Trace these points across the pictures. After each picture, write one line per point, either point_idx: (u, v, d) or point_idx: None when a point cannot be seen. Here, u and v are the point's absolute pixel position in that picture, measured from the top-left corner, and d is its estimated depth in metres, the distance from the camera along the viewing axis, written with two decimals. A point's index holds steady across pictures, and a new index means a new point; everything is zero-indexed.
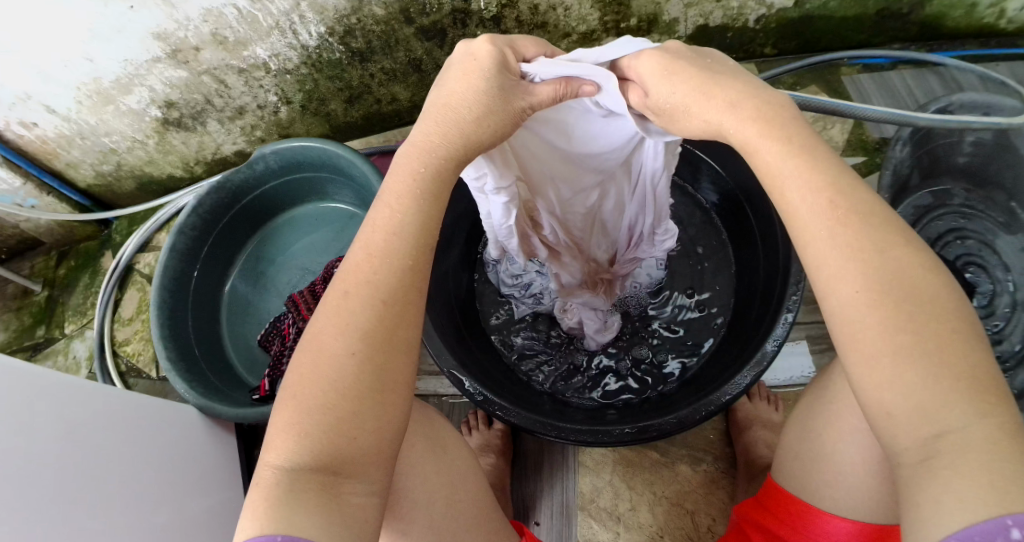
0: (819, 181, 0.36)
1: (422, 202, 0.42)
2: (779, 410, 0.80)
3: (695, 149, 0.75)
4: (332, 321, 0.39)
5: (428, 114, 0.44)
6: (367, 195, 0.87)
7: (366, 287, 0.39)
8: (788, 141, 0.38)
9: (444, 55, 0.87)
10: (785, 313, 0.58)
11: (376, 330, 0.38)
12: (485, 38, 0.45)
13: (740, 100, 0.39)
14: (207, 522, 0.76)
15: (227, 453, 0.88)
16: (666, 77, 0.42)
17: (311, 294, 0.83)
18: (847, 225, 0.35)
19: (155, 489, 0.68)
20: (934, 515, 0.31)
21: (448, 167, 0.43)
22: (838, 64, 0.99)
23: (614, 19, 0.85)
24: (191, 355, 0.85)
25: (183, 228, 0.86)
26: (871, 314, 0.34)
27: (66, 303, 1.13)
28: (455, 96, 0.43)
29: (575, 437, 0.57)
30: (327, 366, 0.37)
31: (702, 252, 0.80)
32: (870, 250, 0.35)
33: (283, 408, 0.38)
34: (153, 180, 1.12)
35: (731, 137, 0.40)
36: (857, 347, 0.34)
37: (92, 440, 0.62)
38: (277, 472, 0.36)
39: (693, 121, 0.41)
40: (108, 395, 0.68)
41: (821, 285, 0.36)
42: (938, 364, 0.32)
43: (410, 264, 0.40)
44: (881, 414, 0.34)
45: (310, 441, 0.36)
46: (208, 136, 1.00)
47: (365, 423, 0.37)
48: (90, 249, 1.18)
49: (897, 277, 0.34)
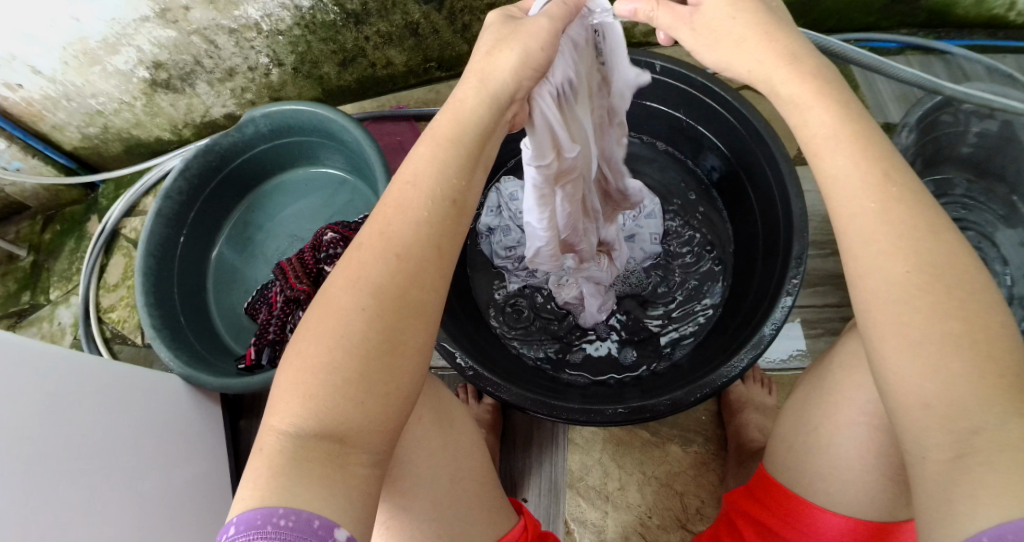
0: (861, 155, 0.35)
1: (439, 150, 0.39)
2: (771, 393, 0.79)
3: (698, 122, 0.72)
4: (343, 274, 0.37)
5: (471, 69, 0.41)
6: (359, 160, 0.85)
7: (380, 238, 0.37)
8: (833, 110, 0.36)
9: (442, 19, 0.84)
10: (784, 297, 0.56)
11: (386, 280, 0.36)
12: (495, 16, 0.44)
13: (801, 56, 0.38)
14: (192, 504, 0.74)
15: (213, 425, 0.86)
16: (729, 1, 0.39)
17: (301, 264, 0.78)
18: (899, 202, 0.34)
19: (140, 467, 0.66)
20: (966, 510, 0.30)
21: (468, 121, 0.40)
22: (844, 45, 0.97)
23: None
24: (176, 322, 0.83)
25: (169, 193, 0.84)
26: (921, 297, 0.33)
27: (51, 268, 1.11)
28: (490, 45, 0.41)
29: (568, 416, 0.56)
30: (333, 317, 0.36)
31: (700, 228, 0.79)
32: (921, 231, 0.34)
33: (287, 368, 0.36)
34: (140, 143, 1.08)
35: (780, 88, 0.38)
36: (900, 335, 0.33)
37: (72, 415, 0.60)
38: (282, 437, 0.34)
39: (741, 57, 0.39)
40: (89, 366, 0.65)
41: (863, 263, 0.35)
42: (980, 351, 0.31)
43: (407, 232, 0.37)
44: (917, 406, 0.33)
45: (315, 405, 0.34)
46: (197, 98, 0.97)
47: (371, 388, 0.35)
48: (76, 214, 1.15)
49: (946, 257, 0.33)
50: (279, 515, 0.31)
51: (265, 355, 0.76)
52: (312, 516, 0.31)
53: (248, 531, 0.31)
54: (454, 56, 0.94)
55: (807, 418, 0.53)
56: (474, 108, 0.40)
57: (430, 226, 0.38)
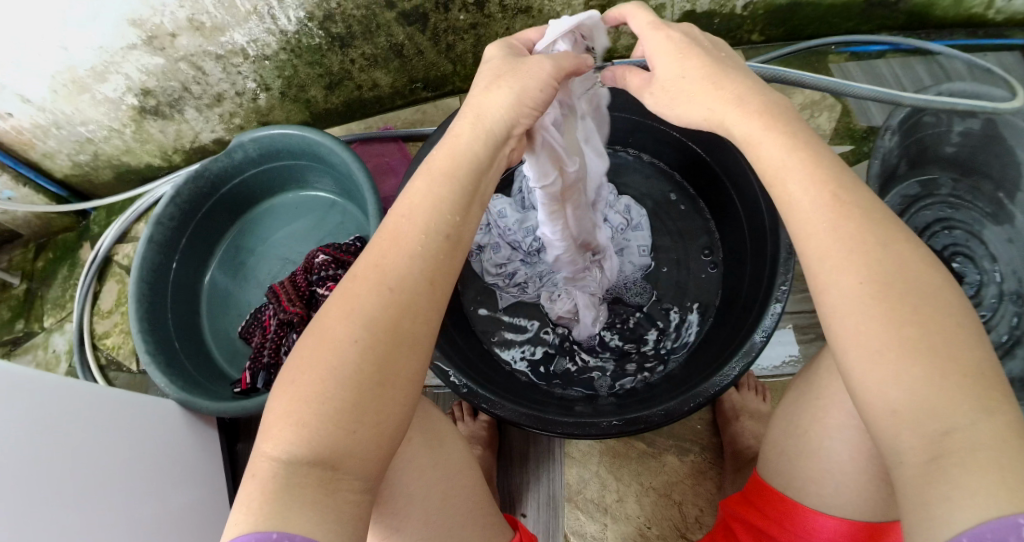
0: (810, 179, 0.39)
1: (429, 184, 0.40)
2: (766, 401, 0.79)
3: (684, 134, 0.73)
4: (338, 305, 0.37)
5: (467, 108, 0.43)
6: (349, 182, 0.84)
7: (378, 274, 0.37)
8: (791, 137, 0.41)
9: (426, 41, 0.85)
10: (774, 304, 0.57)
11: (388, 294, 0.36)
12: (495, 58, 0.46)
13: (746, 95, 0.43)
14: (171, 529, 0.70)
15: (210, 449, 0.86)
16: (680, 58, 0.46)
17: (294, 286, 0.78)
18: (849, 218, 0.38)
19: (102, 493, 0.61)
20: (941, 512, 0.31)
21: (457, 152, 0.41)
22: (826, 51, 0.98)
23: (601, 3, 0.82)
24: (171, 348, 0.83)
25: (160, 219, 0.84)
26: (872, 306, 0.36)
27: (44, 296, 1.11)
28: (487, 90, 0.42)
29: (563, 430, 0.56)
30: (327, 348, 0.35)
31: (690, 239, 0.79)
32: (874, 243, 0.37)
33: (280, 394, 0.35)
34: (130, 170, 1.09)
35: (733, 130, 0.43)
36: (858, 343, 0.36)
37: (38, 440, 0.56)
38: (275, 463, 0.33)
39: (694, 109, 0.45)
40: (42, 381, 0.59)
41: (823, 275, 0.38)
42: (943, 357, 0.33)
43: (390, 255, 0.38)
44: (887, 414, 0.35)
45: (308, 432, 0.33)
46: (186, 124, 0.98)
47: (367, 416, 0.34)
48: (68, 241, 1.15)
49: (894, 265, 0.36)
50: (273, 539, 0.30)
51: (262, 381, 0.75)
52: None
53: None
54: (440, 76, 0.95)
55: (800, 424, 0.53)
56: (464, 139, 0.41)
57: (435, 245, 0.38)
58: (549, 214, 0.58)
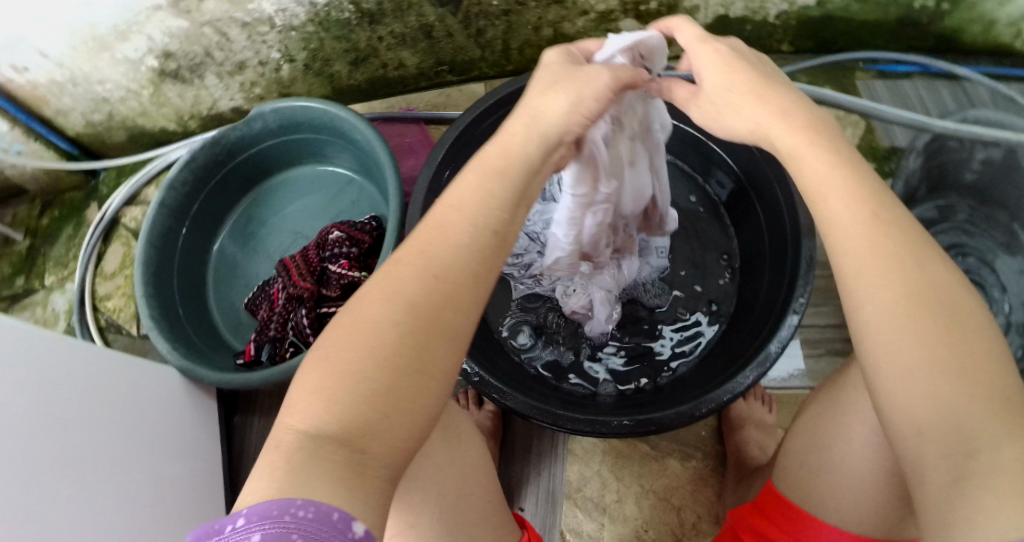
0: (852, 196, 0.39)
1: (480, 177, 0.39)
2: (772, 411, 0.78)
3: (711, 140, 0.72)
4: (379, 287, 0.35)
5: (518, 112, 0.43)
6: (368, 160, 0.83)
7: (421, 256, 0.36)
8: (833, 153, 0.41)
9: (456, 23, 0.84)
10: (791, 314, 0.57)
11: (429, 279, 0.34)
12: (546, 58, 0.46)
13: (792, 111, 0.43)
14: (161, 500, 0.69)
15: (207, 419, 0.85)
16: (726, 71, 0.45)
17: (304, 261, 0.77)
18: (885, 235, 0.38)
19: (93, 456, 0.60)
20: (963, 529, 0.30)
21: (513, 141, 0.41)
22: (854, 68, 0.98)
23: (635, 1, 0.81)
24: (176, 315, 0.82)
25: (173, 183, 0.83)
26: (904, 324, 0.35)
27: (47, 253, 1.09)
28: (541, 96, 0.42)
29: (572, 426, 0.56)
30: (365, 327, 0.33)
31: (712, 244, 0.78)
32: (909, 263, 0.37)
33: (308, 370, 0.32)
34: (144, 133, 1.08)
35: (777, 143, 0.43)
36: (889, 359, 0.35)
37: (35, 398, 0.55)
38: (300, 436, 0.29)
39: (739, 121, 0.45)
40: (40, 338, 0.58)
41: (858, 292, 0.37)
42: (973, 378, 0.33)
43: (437, 243, 0.36)
44: (911, 431, 0.34)
45: (339, 410, 0.30)
46: (205, 90, 0.96)
47: (405, 399, 0.31)
48: (75, 200, 1.14)
49: (929, 286, 0.36)
50: (297, 506, 0.26)
51: (265, 353, 0.75)
52: (332, 511, 0.27)
53: (260, 522, 0.26)
54: (465, 61, 0.94)
55: (820, 440, 0.52)
56: (513, 130, 0.41)
57: (480, 232, 0.37)
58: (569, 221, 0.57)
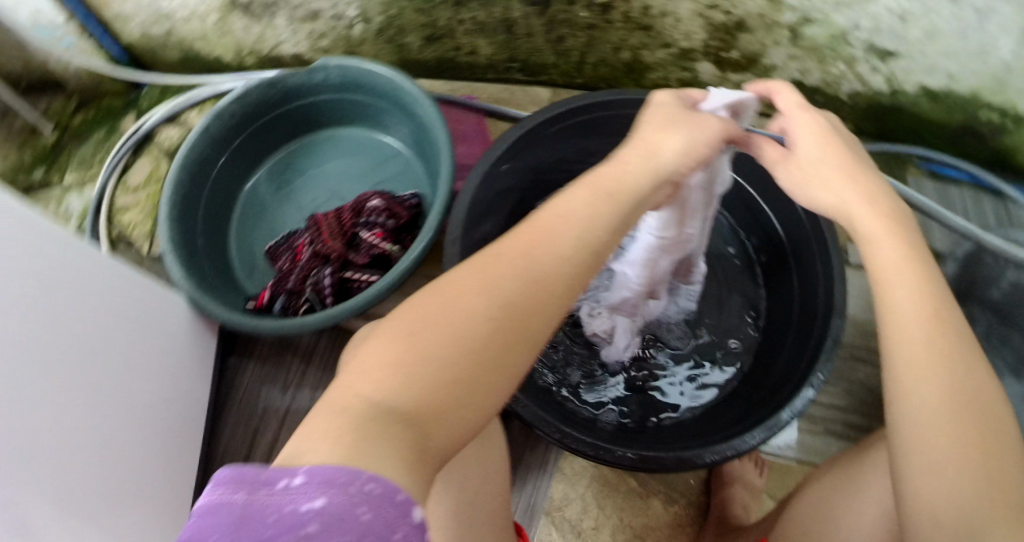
0: (918, 289, 0.39)
1: (591, 196, 0.42)
2: (762, 476, 0.79)
3: (765, 199, 0.73)
4: (475, 279, 0.38)
5: (633, 143, 0.46)
6: (424, 136, 0.83)
7: (522, 259, 0.38)
8: (906, 243, 0.41)
9: (539, 24, 0.84)
10: (806, 387, 0.57)
11: (519, 281, 0.37)
12: (655, 102, 0.50)
13: (878, 196, 0.43)
14: (141, 424, 0.68)
15: (203, 356, 0.83)
16: (820, 143, 0.46)
17: (340, 223, 0.76)
18: (940, 332, 0.38)
19: (85, 363, 0.59)
20: None
21: (620, 172, 0.43)
22: (907, 162, 0.94)
23: (717, 46, 0.81)
24: (195, 245, 0.81)
25: (221, 112, 0.82)
26: (944, 421, 0.36)
27: (73, 150, 1.06)
28: (655, 134, 0.45)
29: (577, 447, 0.56)
30: (455, 315, 0.36)
31: (738, 298, 0.78)
32: (958, 364, 0.37)
33: (392, 341, 0.35)
34: (198, 58, 1.07)
35: (857, 224, 0.43)
36: (922, 452, 0.36)
37: (45, 296, 0.54)
38: (369, 406, 0.32)
39: (824, 192, 0.45)
40: (61, 239, 0.57)
41: (904, 381, 0.38)
42: (995, 485, 0.34)
43: (530, 251, 0.38)
44: (928, 523, 0.35)
45: (416, 389, 0.33)
46: (272, 30, 0.96)
47: (477, 392, 0.34)
48: (113, 106, 1.12)
49: (973, 389, 0.37)
50: (366, 478, 0.27)
51: (279, 304, 0.74)
52: (396, 488, 0.27)
53: (323, 486, 0.26)
54: (539, 63, 0.94)
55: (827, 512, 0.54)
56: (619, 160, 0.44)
57: (570, 248, 0.39)
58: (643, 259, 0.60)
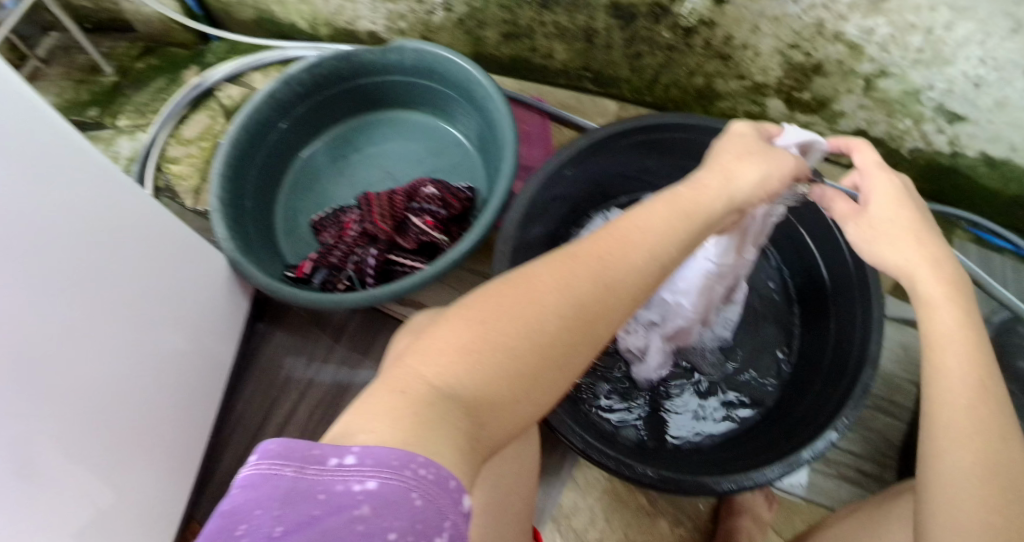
0: (969, 359, 0.40)
1: (670, 213, 0.41)
2: (772, 509, 0.76)
3: (816, 246, 0.71)
4: (551, 272, 0.37)
5: (712, 165, 0.45)
6: (490, 134, 0.83)
7: (599, 262, 0.37)
8: (966, 314, 0.41)
9: (620, 37, 0.84)
10: (830, 430, 0.56)
11: (591, 284, 0.36)
12: (734, 129, 0.49)
13: (942, 261, 0.42)
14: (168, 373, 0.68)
15: (236, 313, 0.84)
16: (893, 203, 0.45)
17: (389, 204, 0.76)
18: (984, 403, 0.39)
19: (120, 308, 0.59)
20: None
21: (696, 196, 0.42)
22: (955, 226, 0.88)
23: (791, 85, 0.80)
24: (242, 204, 0.81)
25: (291, 79, 0.83)
26: (976, 486, 0.37)
27: (130, 96, 1.08)
28: (734, 158, 0.45)
29: (600, 460, 0.55)
30: (531, 309, 0.35)
31: (777, 337, 0.77)
32: (998, 437, 0.38)
33: (455, 323, 0.35)
34: (272, 20, 1.08)
35: (918, 288, 0.42)
36: (949, 512, 0.37)
37: (93, 235, 0.55)
38: (430, 389, 0.31)
39: (888, 253, 0.44)
40: (117, 181, 0.58)
41: (942, 443, 0.39)
42: None
43: (602, 258, 0.38)
44: None
45: (477, 377, 0.32)
46: (353, 4, 0.96)
47: (534, 387, 0.34)
48: (178, 56, 1.13)
49: (1011, 460, 0.37)
50: (418, 463, 0.26)
51: (319, 276, 0.75)
52: (450, 474, 0.27)
53: (376, 467, 0.25)
54: (612, 76, 0.93)
55: None
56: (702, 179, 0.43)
57: (645, 260, 0.38)
58: (699, 283, 0.63)
